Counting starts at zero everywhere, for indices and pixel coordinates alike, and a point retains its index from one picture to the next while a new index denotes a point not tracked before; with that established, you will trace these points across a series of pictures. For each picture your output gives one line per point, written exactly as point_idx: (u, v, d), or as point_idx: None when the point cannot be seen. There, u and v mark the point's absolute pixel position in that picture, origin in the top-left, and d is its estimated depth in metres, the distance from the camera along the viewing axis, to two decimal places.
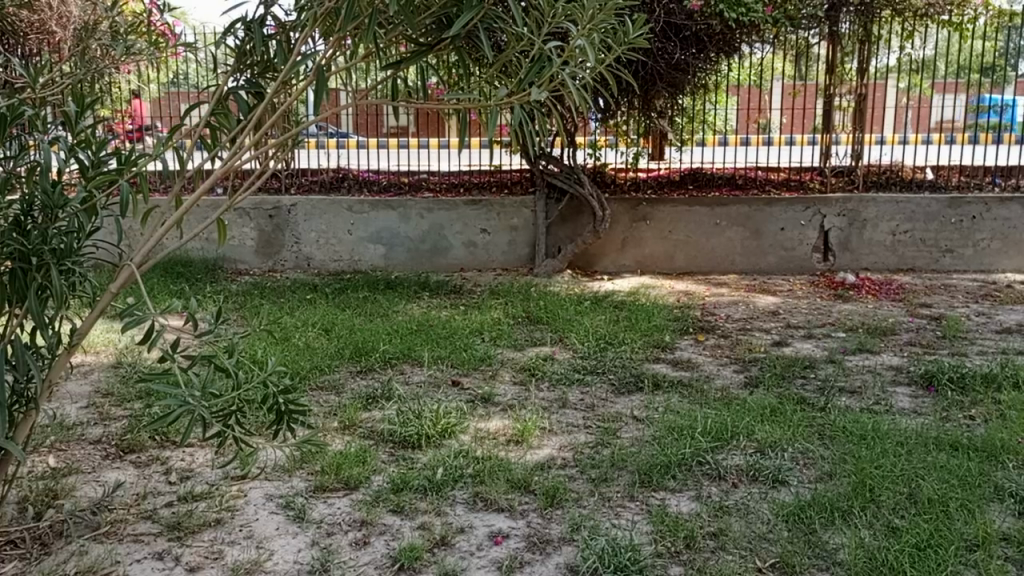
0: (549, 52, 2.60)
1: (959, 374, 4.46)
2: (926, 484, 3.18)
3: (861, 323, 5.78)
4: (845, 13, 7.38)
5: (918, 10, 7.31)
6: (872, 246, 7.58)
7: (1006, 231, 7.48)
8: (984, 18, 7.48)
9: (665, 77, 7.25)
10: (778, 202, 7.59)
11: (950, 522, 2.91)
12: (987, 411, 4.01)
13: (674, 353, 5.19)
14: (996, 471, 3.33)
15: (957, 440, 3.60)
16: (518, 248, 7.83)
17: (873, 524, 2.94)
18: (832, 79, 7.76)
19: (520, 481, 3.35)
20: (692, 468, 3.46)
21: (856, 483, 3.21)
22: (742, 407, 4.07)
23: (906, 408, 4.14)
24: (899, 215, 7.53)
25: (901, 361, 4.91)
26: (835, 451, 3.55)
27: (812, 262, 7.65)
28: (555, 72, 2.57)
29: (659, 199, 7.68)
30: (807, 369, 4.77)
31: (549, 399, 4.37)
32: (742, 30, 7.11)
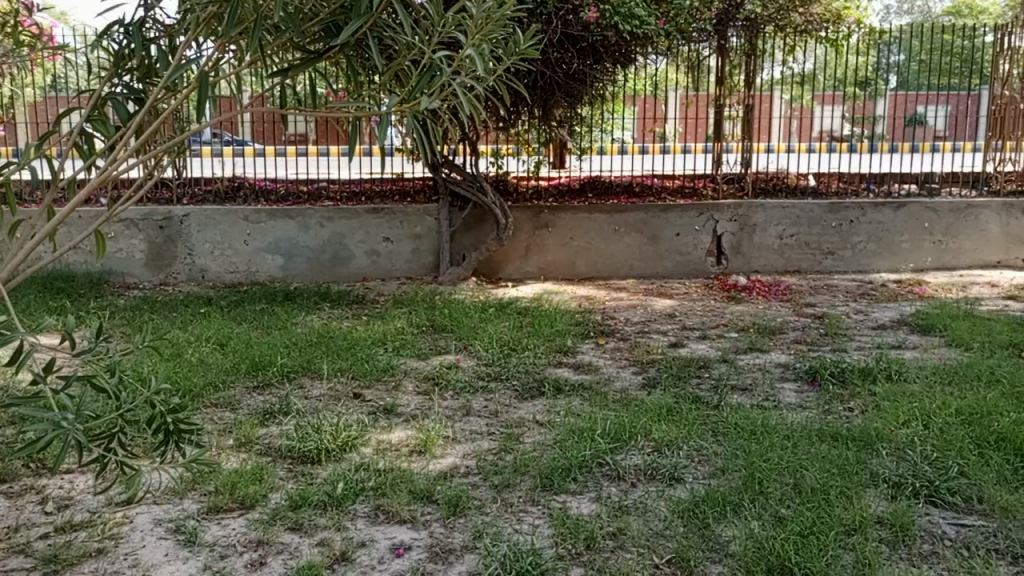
0: (439, 61, 2.62)
1: (839, 369, 4.72)
2: (809, 474, 3.35)
3: (752, 323, 6.05)
4: (734, 28, 7.71)
5: (798, 27, 7.72)
6: (761, 249, 7.94)
7: (882, 234, 7.94)
8: (858, 35, 7.86)
9: (563, 87, 7.37)
10: (673, 209, 7.87)
11: (830, 508, 3.07)
12: (864, 403, 4.26)
13: (576, 357, 5.29)
14: (872, 458, 3.53)
15: (837, 431, 3.81)
16: (422, 256, 7.78)
17: (762, 515, 3.06)
18: (723, 89, 8.11)
19: (422, 492, 3.33)
20: (592, 469, 3.52)
21: (746, 477, 3.34)
22: (639, 407, 4.19)
23: (792, 403, 4.35)
24: (784, 220, 7.90)
25: (788, 358, 5.17)
26: (726, 447, 3.68)
27: (706, 265, 7.95)
28: (446, 81, 2.58)
29: (561, 207, 7.81)
30: (702, 369, 4.95)
31: (453, 408, 4.36)
32: (636, 43, 7.32)
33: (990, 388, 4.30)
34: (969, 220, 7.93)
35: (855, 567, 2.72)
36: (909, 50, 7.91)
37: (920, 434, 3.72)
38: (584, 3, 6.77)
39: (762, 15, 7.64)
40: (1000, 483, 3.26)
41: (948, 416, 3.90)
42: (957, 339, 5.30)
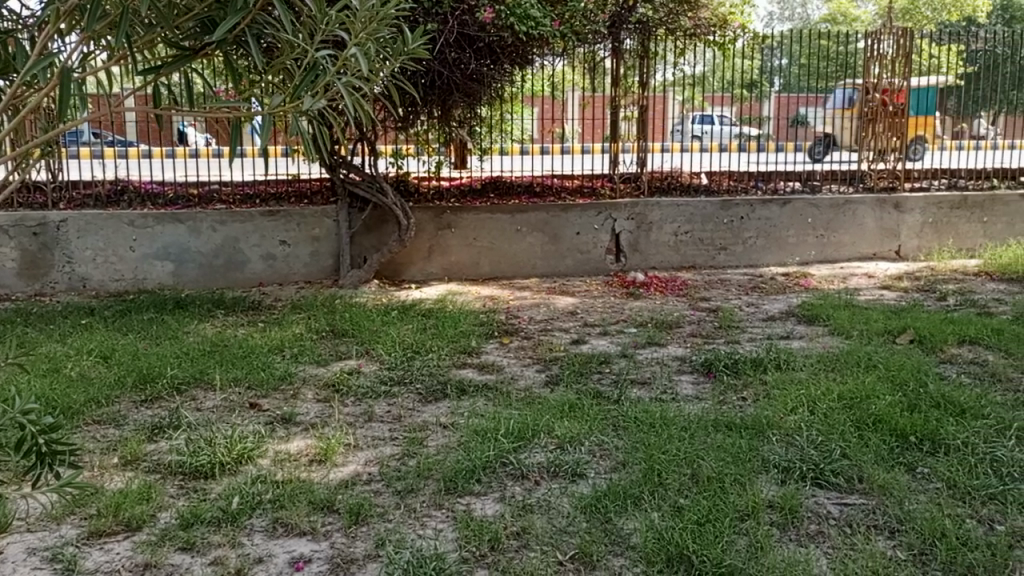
0: (323, 61, 2.59)
1: (732, 360, 4.91)
2: (705, 463, 3.45)
3: (651, 318, 6.21)
4: (627, 30, 7.92)
5: (687, 30, 8.02)
6: (658, 246, 8.17)
7: (769, 230, 8.31)
8: (743, 39, 8.21)
9: (461, 87, 7.36)
10: (573, 208, 7.99)
11: (725, 496, 3.18)
12: (755, 392, 4.44)
13: (480, 357, 5.28)
14: (763, 445, 3.68)
15: (731, 421, 3.95)
16: (321, 260, 7.59)
17: (662, 506, 3.14)
18: (618, 91, 8.23)
19: (323, 502, 3.24)
20: (496, 469, 3.52)
21: (646, 470, 3.42)
22: (542, 405, 4.22)
23: (689, 395, 4.49)
24: (679, 217, 8.16)
25: (685, 352, 5.33)
26: (627, 441, 3.76)
27: (606, 263, 8.12)
28: (330, 81, 2.55)
29: (463, 207, 7.80)
30: (603, 364, 5.04)
31: (354, 414, 4.27)
32: (533, 43, 7.41)
33: (867, 373, 4.56)
34: (847, 216, 8.41)
35: (748, 550, 2.82)
36: (792, 55, 8.29)
37: (806, 420, 3.90)
38: (479, 3, 6.82)
39: (653, 18, 7.88)
40: (878, 463, 3.46)
41: (831, 401, 4.11)
42: (838, 328, 5.61)
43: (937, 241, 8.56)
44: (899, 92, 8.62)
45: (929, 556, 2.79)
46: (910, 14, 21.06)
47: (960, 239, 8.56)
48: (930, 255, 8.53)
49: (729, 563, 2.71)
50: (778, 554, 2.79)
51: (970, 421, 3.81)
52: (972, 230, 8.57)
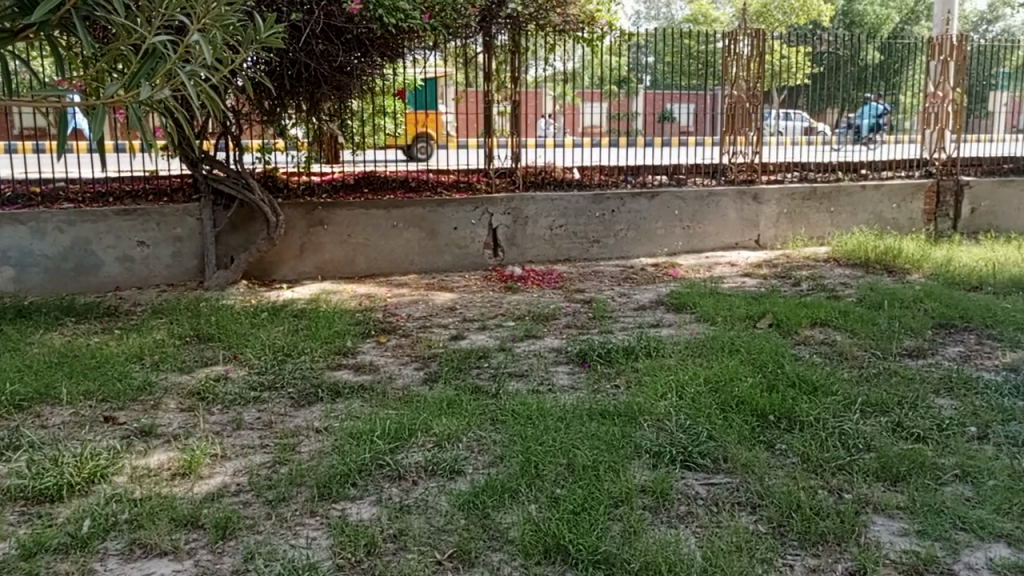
0: (160, 48, 2.93)
1: (606, 350, 5.04)
2: (580, 452, 3.52)
3: (528, 311, 6.28)
4: (498, 25, 7.99)
5: (556, 27, 8.09)
6: (534, 240, 8.27)
7: (639, 222, 8.60)
8: (611, 37, 8.39)
9: (329, 80, 7.20)
10: (449, 203, 7.95)
11: (600, 483, 3.25)
12: (627, 379, 4.58)
13: (356, 357, 5.15)
14: (635, 431, 3.79)
15: (605, 409, 4.05)
16: (184, 261, 7.19)
17: (539, 497, 3.16)
18: (491, 85, 8.17)
19: (186, 518, 3.05)
20: (372, 472, 3.44)
21: (523, 462, 3.44)
22: (420, 403, 4.17)
23: (565, 385, 4.57)
24: (554, 211, 8.29)
25: (561, 343, 5.42)
26: (504, 435, 3.77)
27: (483, 258, 8.14)
28: (170, 69, 2.91)
29: (335, 203, 7.60)
30: (481, 359, 5.04)
31: (222, 423, 4.05)
32: (402, 36, 7.29)
33: (731, 357, 4.80)
34: (710, 208, 8.82)
35: (622, 536, 2.89)
36: (658, 53, 8.64)
37: (675, 404, 4.04)
38: None
39: (523, 14, 7.91)
40: (741, 442, 3.65)
41: (698, 385, 4.30)
42: (704, 316, 5.87)
43: (791, 231, 9.13)
44: (756, 90, 9.08)
45: (786, 527, 2.96)
46: (763, 16, 22.36)
47: (811, 228, 9.17)
48: (785, 243, 9.09)
49: (604, 550, 2.76)
50: (651, 537, 2.87)
51: (822, 398, 4.08)
52: (822, 220, 9.19)
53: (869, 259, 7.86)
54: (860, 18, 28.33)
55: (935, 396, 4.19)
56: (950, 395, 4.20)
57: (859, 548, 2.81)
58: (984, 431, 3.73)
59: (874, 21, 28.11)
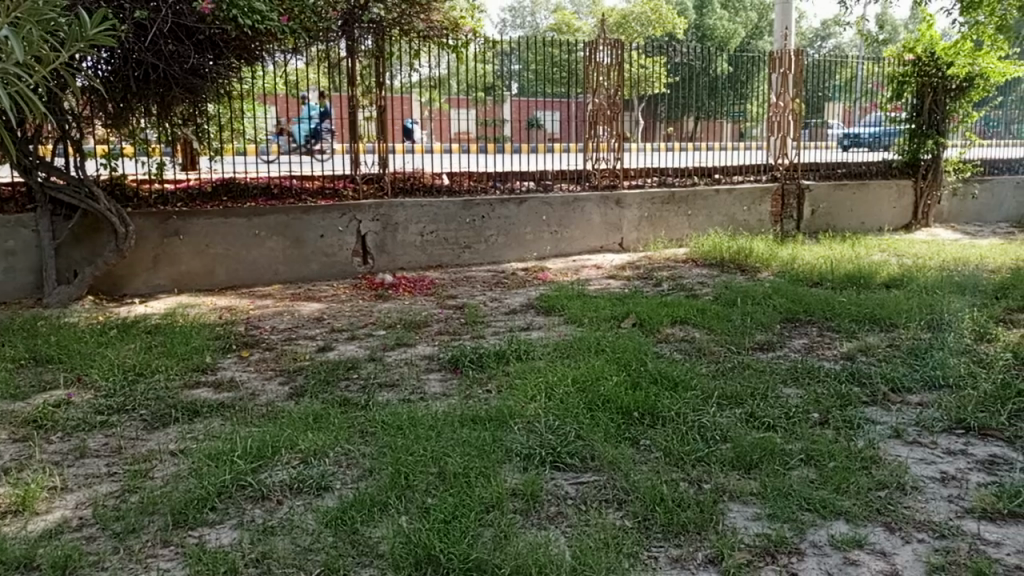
0: None
1: (477, 355, 5.05)
2: (452, 460, 3.50)
3: (398, 319, 6.20)
4: (360, 29, 7.90)
5: (420, 32, 8.20)
6: (404, 247, 8.19)
7: (508, 228, 8.69)
8: (476, 44, 8.51)
9: (180, 82, 6.75)
10: (315, 210, 7.72)
11: (471, 490, 3.24)
12: (499, 383, 4.60)
13: (216, 374, 4.89)
14: (506, 435, 3.82)
15: (475, 415, 4.05)
16: (19, 276, 6.63)
17: (409, 508, 3.12)
18: (356, 90, 8.14)
19: (18, 559, 2.78)
20: (233, 494, 3.27)
21: (392, 474, 3.38)
22: (285, 420, 4.00)
23: (436, 393, 4.52)
24: (424, 217, 8.23)
25: (432, 350, 5.38)
26: (374, 447, 3.70)
27: (352, 266, 7.97)
28: None
29: (191, 212, 7.21)
30: (350, 370, 4.92)
31: (62, 452, 3.73)
32: (260, 39, 7.12)
33: (597, 356, 4.93)
34: (577, 212, 9.06)
35: (494, 541, 2.89)
36: (525, 61, 8.75)
37: (544, 406, 4.10)
38: None
39: (386, 19, 8.01)
40: (607, 440, 3.74)
41: (566, 386, 4.38)
42: (572, 318, 6.01)
43: (652, 234, 9.53)
44: (617, 97, 9.33)
45: (650, 520, 3.06)
46: (622, 27, 23.31)
47: (671, 231, 9.61)
48: (647, 245, 9.48)
49: (475, 557, 2.75)
50: (521, 540, 2.88)
51: (682, 393, 4.27)
52: (680, 222, 9.65)
53: (723, 259, 8.32)
54: (711, 32, 30.02)
55: (784, 386, 4.47)
56: (796, 384, 4.51)
57: (717, 535, 2.94)
58: (825, 417, 4.02)
59: (722, 35, 29.91)
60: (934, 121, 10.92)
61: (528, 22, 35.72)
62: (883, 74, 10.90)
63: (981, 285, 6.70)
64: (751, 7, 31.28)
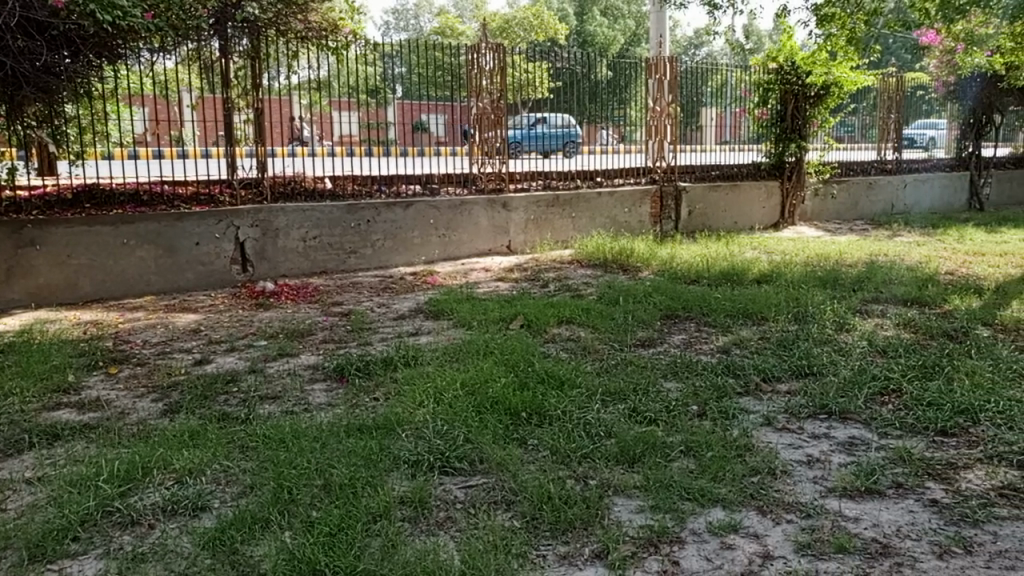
0: None
1: (364, 362, 4.96)
2: (337, 471, 3.41)
3: (281, 328, 6.00)
4: (233, 28, 7.61)
5: (298, 32, 7.94)
6: (286, 253, 7.94)
7: (395, 231, 8.59)
8: (357, 46, 8.33)
9: (31, 81, 6.29)
10: (189, 217, 7.36)
11: (357, 501, 3.17)
12: (387, 390, 4.53)
13: (80, 394, 4.56)
14: (393, 442, 3.76)
15: (362, 423, 3.97)
16: None
17: (293, 523, 3.01)
18: (231, 93, 7.82)
19: None
20: (99, 522, 3.06)
21: (275, 489, 3.26)
22: (158, 438, 3.78)
23: (321, 403, 4.40)
24: (306, 222, 8.01)
25: (317, 359, 5.24)
26: (254, 462, 3.56)
27: (231, 274, 7.65)
28: None
29: (49, 221, 6.71)
30: (229, 384, 4.71)
31: None
32: (122, 37, 6.69)
33: (485, 359, 4.95)
34: (464, 216, 9.07)
35: (381, 551, 2.83)
36: (409, 64, 8.70)
37: (432, 411, 4.07)
38: None
39: (262, 18, 7.68)
40: (496, 442, 3.76)
41: (455, 390, 4.37)
42: (460, 321, 6.01)
43: (539, 236, 9.67)
44: (499, 101, 9.38)
45: (538, 519, 3.10)
46: (505, 31, 23.58)
47: (556, 233, 9.79)
48: (535, 248, 9.61)
49: (361, 568, 2.69)
50: (409, 548, 2.84)
51: (568, 391, 4.35)
52: (565, 224, 9.85)
53: (607, 259, 8.55)
54: (591, 38, 30.89)
55: (664, 381, 4.64)
56: (676, 378, 4.68)
57: (603, 529, 3.00)
58: (703, 409, 4.19)
59: (602, 41, 30.82)
60: (796, 126, 11.63)
61: (412, 25, 35.67)
62: (750, 82, 11.48)
63: (840, 279, 7.19)
64: (629, 15, 32.45)
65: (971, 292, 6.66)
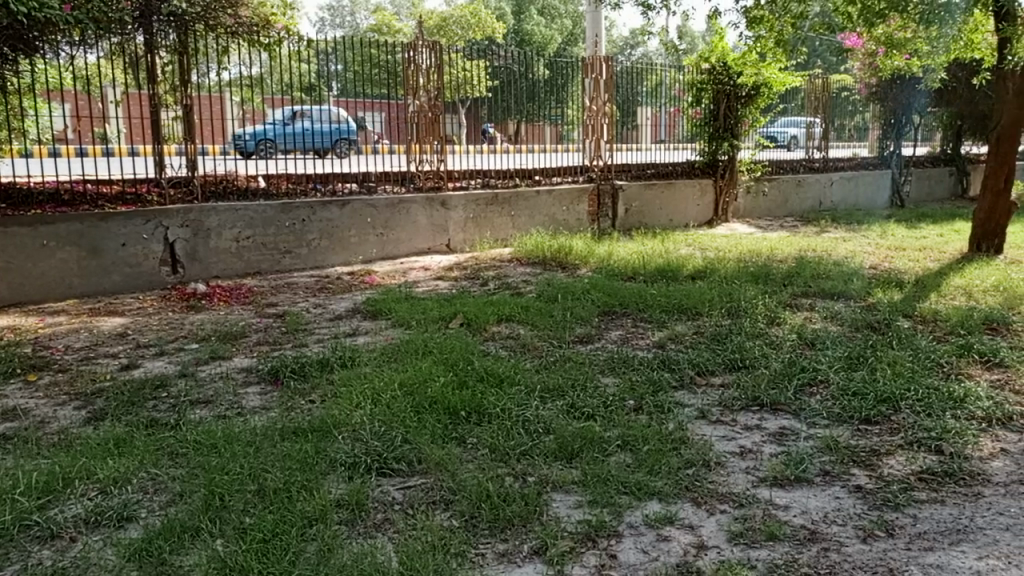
0: None
1: (299, 364, 4.87)
2: (271, 475, 3.34)
3: (213, 331, 5.83)
4: (157, 22, 7.38)
5: (228, 28, 7.71)
6: (217, 254, 7.73)
7: (331, 231, 8.45)
8: (289, 42, 8.13)
9: None
10: (114, 217, 7.10)
11: (292, 505, 3.10)
12: (323, 392, 4.45)
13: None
14: (329, 445, 3.69)
15: (298, 426, 3.89)
16: None
17: (225, 531, 2.93)
18: (157, 88, 7.56)
19: None
20: (16, 537, 2.93)
21: (206, 496, 3.17)
22: (81, 447, 3.63)
23: (255, 407, 4.30)
24: (239, 222, 7.81)
25: (251, 362, 5.11)
26: (184, 469, 3.45)
27: (160, 276, 7.41)
28: None
29: None
30: (158, 389, 4.55)
31: None
32: (37, 29, 6.39)
33: (424, 358, 4.91)
34: (402, 214, 8.99)
35: (317, 555, 2.78)
36: (345, 61, 8.57)
37: (369, 412, 4.02)
38: None
39: (188, 12, 7.45)
40: (434, 441, 3.74)
41: (392, 390, 4.32)
42: (398, 321, 5.95)
43: (478, 234, 9.65)
44: (437, 99, 9.31)
45: (477, 518, 3.09)
46: (442, 29, 23.44)
47: (495, 231, 9.79)
48: (474, 246, 9.59)
49: None
50: (346, 552, 2.80)
51: (507, 389, 4.35)
52: (504, 223, 9.86)
53: (546, 257, 8.59)
54: (529, 36, 31.01)
55: (601, 376, 4.70)
56: (613, 373, 4.74)
57: (541, 526, 3.01)
58: (640, 403, 4.26)
59: (540, 40, 30.98)
60: (728, 125, 11.90)
61: (348, 22, 35.22)
62: (684, 82, 11.70)
63: (771, 274, 7.39)
64: (566, 14, 32.73)
65: (893, 285, 6.93)
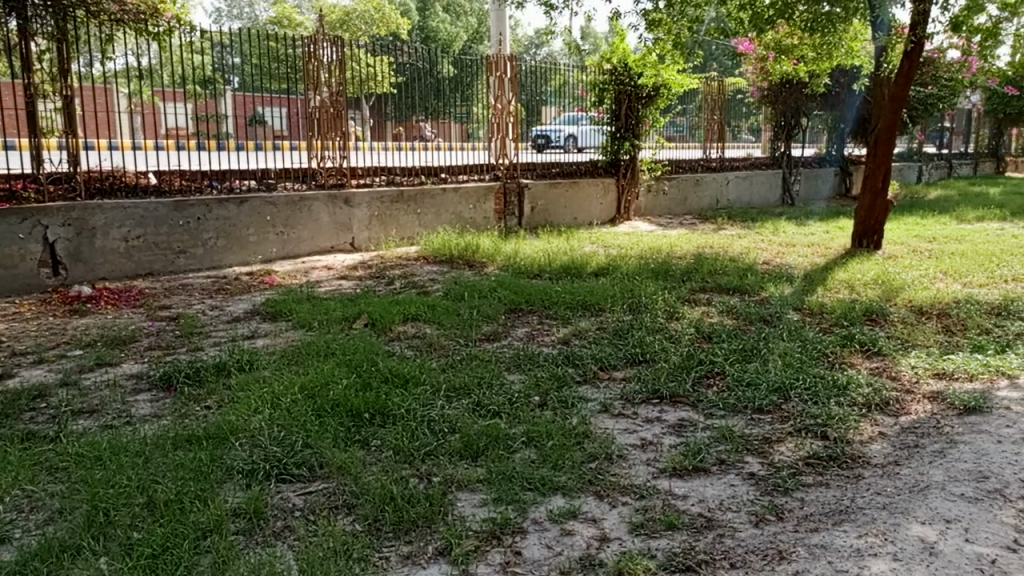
0: None
1: (194, 368, 4.66)
2: (161, 486, 3.18)
3: (100, 336, 5.51)
4: (31, 6, 6.90)
5: (112, 14, 7.37)
6: (104, 254, 7.31)
7: (229, 229, 8.14)
8: (180, 33, 7.82)
9: None
10: None
11: (184, 517, 2.96)
12: (219, 398, 4.28)
13: None
14: (225, 452, 3.55)
15: (192, 434, 3.73)
16: None
17: (109, 548, 2.76)
18: (33, 78, 7.07)
19: None
20: None
21: (88, 512, 2.98)
22: None
23: (145, 415, 4.09)
24: (128, 220, 7.41)
25: (141, 368, 4.86)
26: (65, 484, 3.24)
27: (40, 278, 6.95)
28: None
29: None
30: (36, 400, 4.26)
31: None
32: None
33: (327, 360, 4.79)
34: (304, 212, 8.75)
35: (212, 568, 2.66)
36: (244, 54, 8.33)
37: (269, 417, 3.88)
38: None
39: None
40: (336, 445, 3.65)
41: (293, 394, 4.20)
42: (300, 322, 5.79)
43: (383, 232, 9.51)
44: (339, 94, 9.06)
45: (380, 521, 3.04)
46: (344, 24, 22.98)
47: (401, 229, 9.67)
48: (379, 245, 9.45)
49: None
50: (242, 562, 2.69)
51: (413, 389, 4.30)
52: (410, 221, 9.76)
53: (453, 255, 8.56)
54: (434, 33, 30.82)
55: (507, 373, 4.72)
56: (519, 370, 4.77)
57: (447, 526, 2.99)
58: (545, 399, 4.30)
59: (445, 37, 30.85)
60: (629, 125, 12.20)
61: (247, 13, 34.06)
62: (587, 82, 11.91)
63: (670, 271, 7.60)
64: (471, 12, 32.76)
65: (783, 280, 7.26)
